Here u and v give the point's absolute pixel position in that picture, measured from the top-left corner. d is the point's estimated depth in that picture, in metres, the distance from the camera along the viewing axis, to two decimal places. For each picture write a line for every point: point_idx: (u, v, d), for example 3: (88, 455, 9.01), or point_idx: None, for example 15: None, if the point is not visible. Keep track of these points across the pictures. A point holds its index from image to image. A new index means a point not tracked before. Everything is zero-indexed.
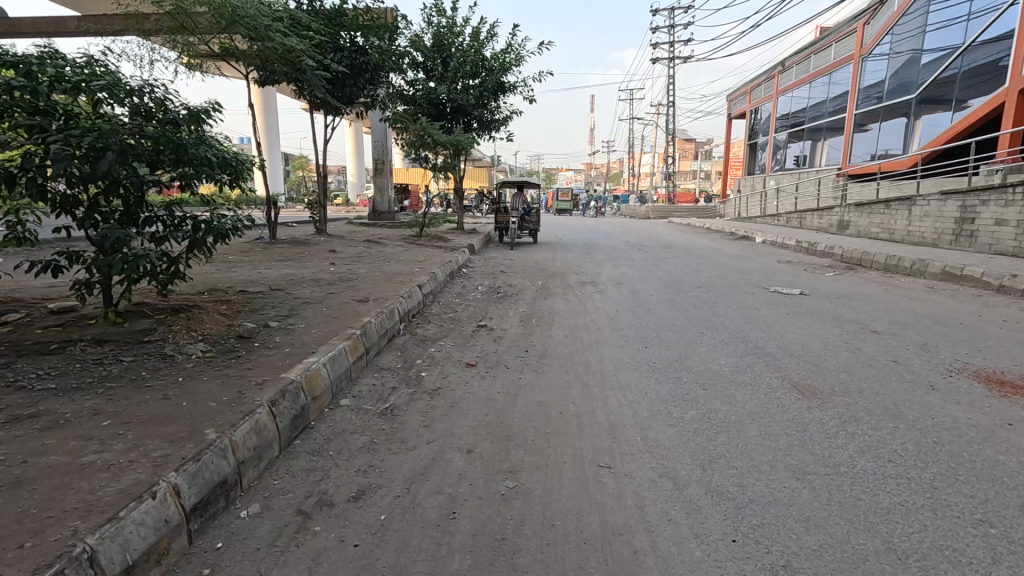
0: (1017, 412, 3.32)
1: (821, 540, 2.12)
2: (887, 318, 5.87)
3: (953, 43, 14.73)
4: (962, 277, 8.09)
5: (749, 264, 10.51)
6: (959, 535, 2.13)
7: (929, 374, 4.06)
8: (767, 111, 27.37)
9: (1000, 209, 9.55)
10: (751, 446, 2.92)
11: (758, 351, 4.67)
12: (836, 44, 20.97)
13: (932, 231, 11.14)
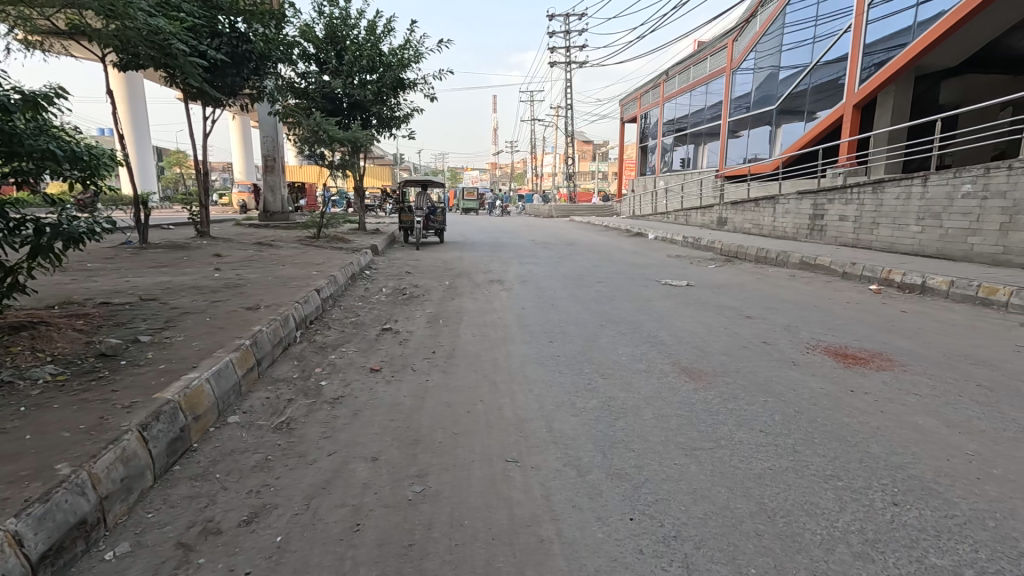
0: (858, 380, 3.90)
1: (706, 508, 2.33)
2: (759, 304, 6.58)
3: (801, 62, 16.96)
4: (816, 266, 9.31)
5: (643, 259, 11.26)
6: (816, 491, 2.44)
7: (791, 352, 4.63)
8: (655, 116, 29.52)
9: (842, 207, 11.12)
10: (646, 429, 3.12)
11: (651, 340, 5.02)
12: (711, 57, 23.13)
13: (791, 226, 12.70)
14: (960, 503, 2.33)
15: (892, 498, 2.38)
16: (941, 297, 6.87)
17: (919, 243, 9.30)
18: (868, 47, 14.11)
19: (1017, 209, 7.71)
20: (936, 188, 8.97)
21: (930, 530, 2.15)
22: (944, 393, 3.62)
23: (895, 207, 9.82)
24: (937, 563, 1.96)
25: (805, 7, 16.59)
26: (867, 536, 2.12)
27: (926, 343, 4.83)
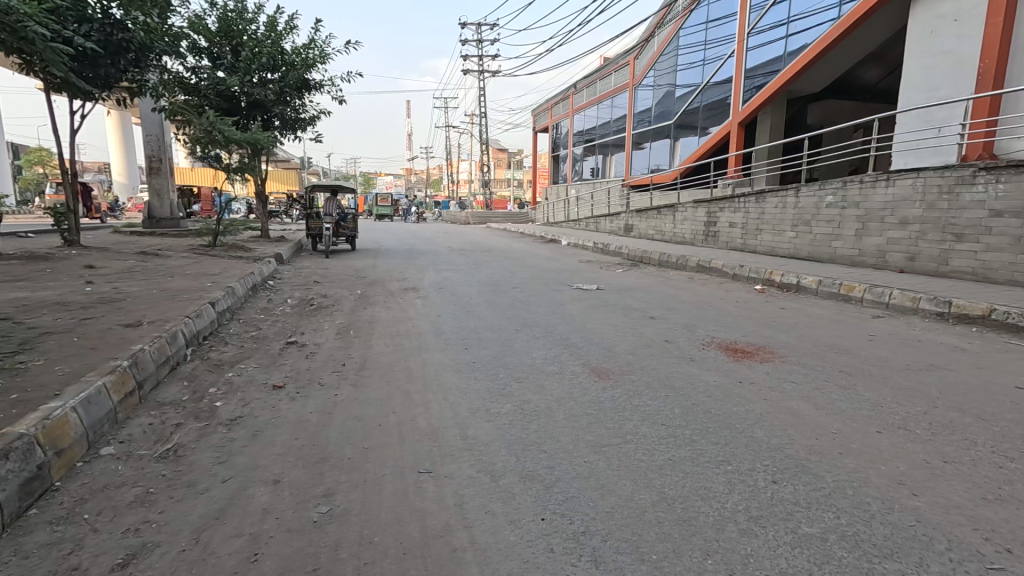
0: (745, 372, 4.30)
1: (613, 502, 2.44)
2: (661, 305, 7.04)
3: (693, 82, 18.48)
4: (710, 268, 10.14)
5: (556, 264, 11.60)
6: (709, 476, 2.65)
7: (690, 348, 4.99)
8: (565, 127, 30.62)
9: (731, 215, 12.23)
10: (558, 429, 3.22)
11: (564, 342, 5.18)
12: (615, 73, 24.49)
13: (689, 232, 13.74)
14: (825, 476, 2.64)
15: (772, 477, 2.64)
16: (812, 294, 7.77)
17: (794, 247, 10.45)
18: (749, 71, 15.67)
19: (868, 217, 8.92)
20: (806, 198, 10.14)
21: (801, 502, 2.42)
22: (815, 379, 4.09)
23: (773, 215, 10.98)
24: (809, 531, 2.21)
25: (696, 32, 18.12)
26: (752, 513, 2.34)
27: (800, 336, 5.43)
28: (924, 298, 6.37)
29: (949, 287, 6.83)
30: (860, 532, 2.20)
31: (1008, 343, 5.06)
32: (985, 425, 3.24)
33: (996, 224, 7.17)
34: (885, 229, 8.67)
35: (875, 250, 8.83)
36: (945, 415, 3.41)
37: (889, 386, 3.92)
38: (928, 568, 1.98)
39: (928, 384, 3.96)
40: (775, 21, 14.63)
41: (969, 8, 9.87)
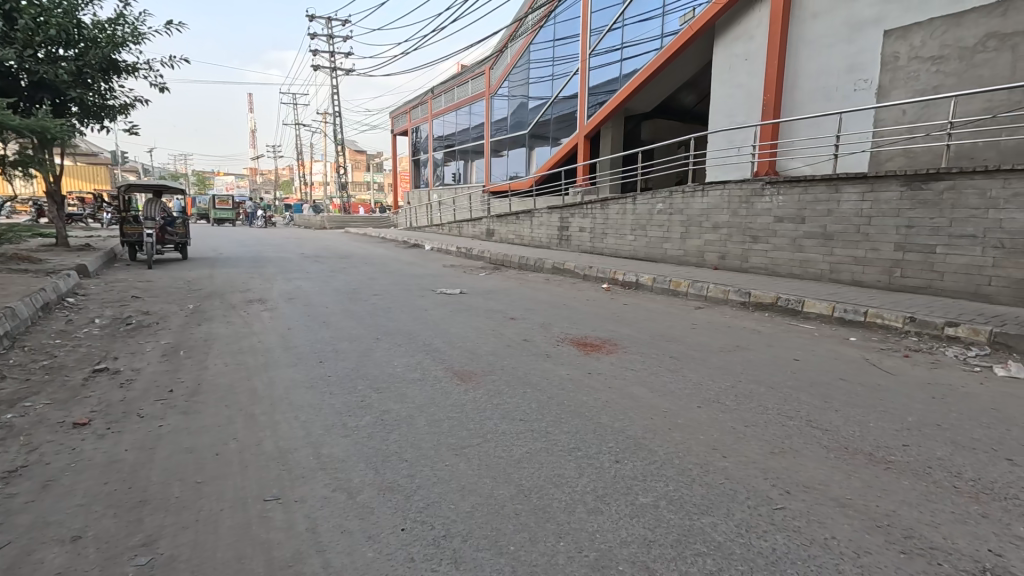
0: (593, 363, 4.70)
1: (472, 501, 2.48)
2: (521, 306, 7.36)
3: (544, 95, 19.69)
4: (564, 270, 10.87)
5: (418, 270, 11.45)
6: (560, 463, 2.85)
7: (546, 345, 5.30)
8: (425, 131, 30.46)
9: (581, 220, 13.26)
10: (420, 436, 3.18)
11: (426, 348, 5.14)
12: (472, 81, 25.08)
13: (545, 236, 14.58)
14: (658, 450, 3.00)
15: (615, 457, 2.92)
16: (649, 291, 8.75)
17: (634, 249, 11.69)
18: (592, 89, 17.16)
19: (690, 222, 10.34)
20: (642, 206, 11.42)
21: (639, 476, 2.72)
22: (650, 366, 4.61)
23: (616, 220, 12.15)
24: (645, 501, 2.49)
25: (545, 48, 19.33)
26: (599, 493, 2.57)
27: (639, 327, 6.09)
28: (732, 291, 7.57)
29: (750, 281, 8.20)
30: (684, 495, 2.54)
31: (789, 325, 6.25)
32: (774, 392, 3.96)
33: (780, 228, 8.81)
34: (702, 232, 10.12)
35: (695, 251, 10.27)
36: (746, 387, 4.09)
37: (707, 367, 4.59)
38: (733, 516, 2.36)
39: (734, 362, 4.72)
40: (611, 45, 16.22)
41: (756, 50, 11.99)
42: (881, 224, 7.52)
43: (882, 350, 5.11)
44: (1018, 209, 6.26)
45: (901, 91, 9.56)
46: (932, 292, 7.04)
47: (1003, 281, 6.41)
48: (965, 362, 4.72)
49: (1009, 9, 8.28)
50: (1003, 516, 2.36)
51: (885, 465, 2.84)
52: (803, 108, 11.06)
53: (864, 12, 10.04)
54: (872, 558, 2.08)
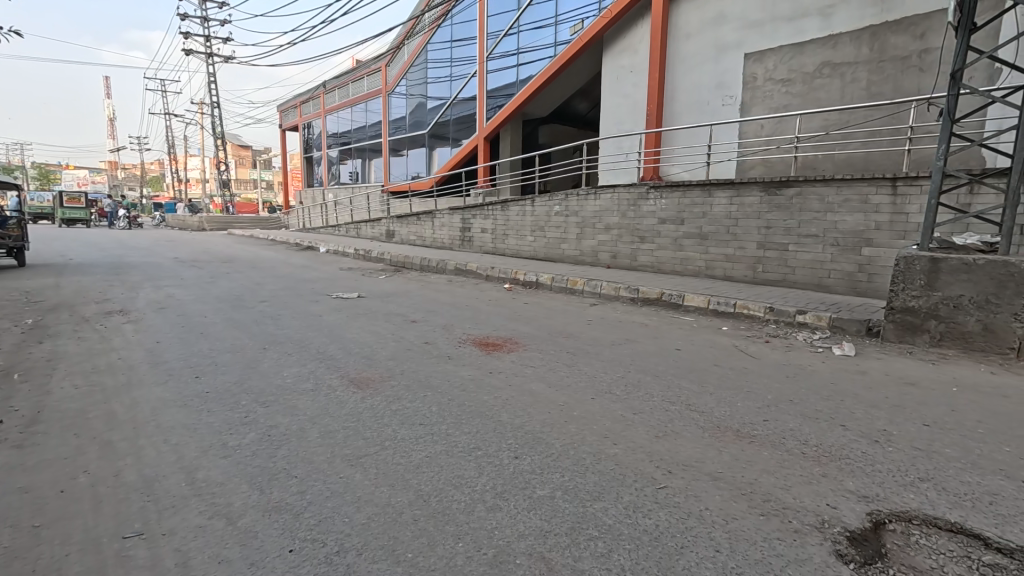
0: (494, 363, 4.75)
1: (369, 511, 2.40)
2: (423, 308, 7.25)
3: (443, 95, 19.57)
4: (467, 271, 10.88)
5: (312, 273, 10.79)
6: (461, 464, 2.85)
7: (447, 347, 5.26)
8: (317, 127, 28.83)
9: (482, 221, 13.36)
10: (311, 449, 3.00)
11: (319, 356, 4.86)
12: (368, 77, 24.22)
13: (447, 237, 14.49)
14: (554, 443, 3.11)
15: (514, 453, 2.99)
16: (548, 290, 9.04)
17: (534, 249, 12.02)
18: (491, 92, 17.36)
19: (585, 224, 10.86)
20: (540, 207, 11.79)
21: (536, 470, 2.80)
22: (549, 362, 4.76)
23: (516, 221, 12.41)
24: (542, 494, 2.57)
25: (442, 49, 19.23)
26: (497, 490, 2.60)
27: (538, 325, 6.28)
28: (624, 288, 8.07)
29: (639, 278, 8.80)
30: (578, 483, 2.66)
31: (673, 318, 6.80)
32: (659, 380, 4.30)
33: (663, 229, 9.57)
34: (596, 233, 10.67)
35: (590, 251, 10.81)
36: (635, 376, 4.40)
37: (600, 360, 4.85)
38: (621, 499, 2.52)
39: (624, 355, 5.04)
40: (508, 50, 16.55)
41: (640, 63, 12.89)
42: (746, 225, 8.46)
43: (748, 337, 5.76)
44: (848, 213, 7.39)
45: (759, 108, 10.82)
46: (787, 285, 8.06)
47: (839, 274, 7.54)
48: (812, 344, 5.48)
49: (838, 42, 9.74)
50: (838, 474, 2.77)
51: (749, 439, 3.19)
52: (681, 119, 12.09)
53: (728, 36, 11.22)
54: (737, 523, 2.33)
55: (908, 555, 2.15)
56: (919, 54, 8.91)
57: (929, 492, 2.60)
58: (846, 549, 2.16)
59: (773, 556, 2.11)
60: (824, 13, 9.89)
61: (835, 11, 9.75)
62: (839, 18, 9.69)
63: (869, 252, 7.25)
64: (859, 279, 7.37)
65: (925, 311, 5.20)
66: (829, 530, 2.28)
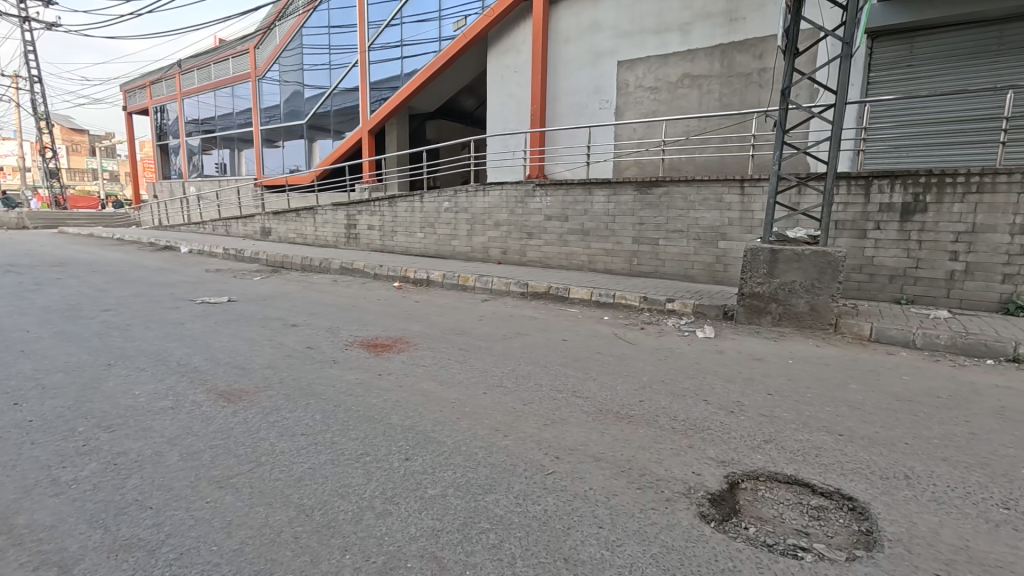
0: (383, 364, 4.60)
1: (243, 535, 2.19)
2: (304, 310, 6.78)
3: (322, 84, 18.44)
4: (353, 270, 10.39)
5: (171, 276, 9.57)
6: (348, 472, 2.72)
7: (331, 351, 4.97)
8: (173, 113, 25.58)
9: (369, 217, 12.83)
10: (170, 475, 2.66)
11: (180, 369, 4.32)
12: (233, 59, 22.02)
13: (331, 234, 13.72)
14: (446, 441, 3.09)
15: (404, 455, 2.91)
16: (439, 287, 8.94)
17: (423, 246, 11.83)
18: (375, 84, 16.73)
19: (474, 220, 10.93)
20: (429, 204, 11.63)
21: (427, 470, 2.76)
22: (440, 360, 4.72)
23: (404, 218, 12.11)
24: (433, 493, 2.54)
25: (319, 34, 18.10)
26: (387, 495, 2.52)
27: (430, 323, 6.20)
28: (513, 283, 8.26)
29: (528, 273, 9.06)
30: (470, 478, 2.67)
31: (560, 310, 7.09)
32: (547, 370, 4.48)
33: (549, 225, 9.95)
34: (486, 230, 10.80)
35: (481, 247, 10.91)
36: (525, 368, 4.52)
37: (491, 355, 4.93)
38: (512, 489, 2.58)
39: (515, 348, 5.17)
40: (391, 41, 16.04)
41: (523, 64, 13.23)
42: (622, 222, 9.10)
43: (626, 325, 6.22)
44: (707, 210, 8.28)
45: (632, 113, 11.70)
46: (659, 276, 8.83)
47: (700, 265, 8.43)
48: (680, 329, 6.08)
49: (695, 56, 10.84)
50: (701, 443, 3.09)
51: (627, 419, 3.45)
52: (563, 120, 12.64)
53: (603, 43, 11.95)
54: (618, 498, 2.51)
55: (756, 508, 2.47)
56: (759, 72, 10.22)
57: (771, 451, 3.01)
58: (708, 510, 2.42)
59: (647, 525, 2.30)
60: (683, 29, 10.95)
61: (692, 29, 10.84)
62: (696, 35, 10.79)
63: (724, 245, 8.19)
64: (716, 270, 8.30)
65: (768, 296, 5.99)
66: (694, 495, 2.54)
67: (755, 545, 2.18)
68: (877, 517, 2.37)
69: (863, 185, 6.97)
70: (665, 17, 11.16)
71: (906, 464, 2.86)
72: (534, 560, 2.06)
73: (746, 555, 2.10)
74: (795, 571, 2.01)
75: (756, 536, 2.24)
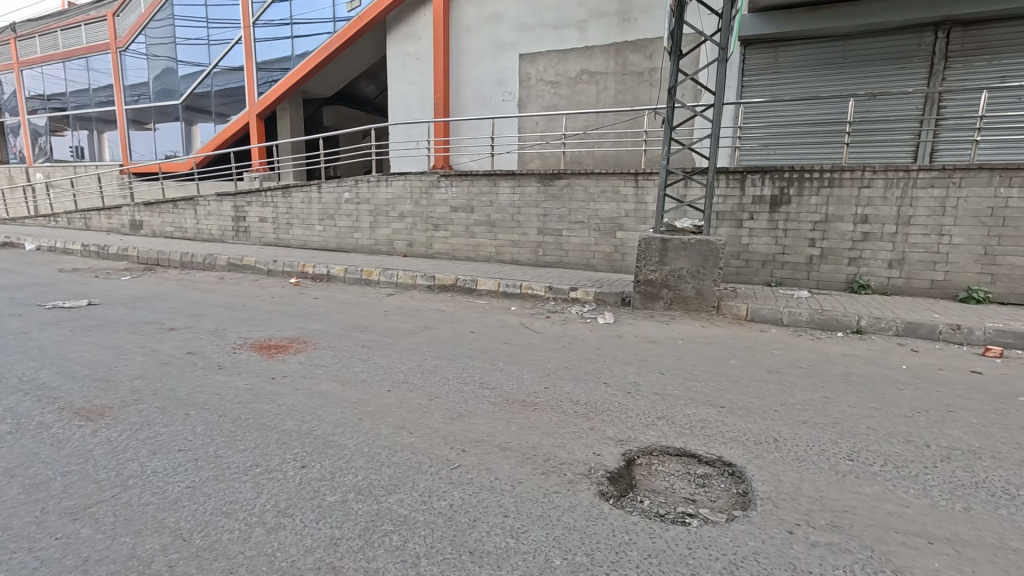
0: (278, 366, 4.28)
1: (105, 571, 1.92)
2: (184, 312, 6.10)
3: (200, 62, 16.67)
4: (243, 266, 9.56)
5: (12, 278, 8.15)
6: (234, 487, 2.49)
7: (215, 356, 4.51)
8: (9, 85, 21.72)
9: (260, 209, 11.86)
10: (8, 512, 2.26)
11: (24, 388, 3.69)
12: (87, 27, 19.16)
13: (216, 228, 12.50)
14: (347, 444, 2.94)
15: (300, 463, 2.73)
16: (341, 282, 8.52)
17: (323, 240, 11.19)
18: (262, 64, 15.43)
19: (377, 212, 10.53)
20: (327, 195, 11.00)
21: (326, 476, 2.61)
22: (341, 359, 4.49)
23: (301, 209, 11.35)
24: (332, 500, 2.40)
25: (194, 5, 16.31)
26: (280, 507, 2.35)
27: (331, 321, 5.88)
28: (419, 276, 8.07)
29: (434, 266, 8.92)
30: (373, 480, 2.57)
31: (467, 302, 7.07)
32: (454, 364, 4.43)
33: (455, 217, 9.85)
34: (390, 221, 10.45)
35: (385, 240, 10.54)
36: (431, 363, 4.44)
37: (397, 350, 4.78)
38: (417, 487, 2.52)
39: (422, 342, 5.06)
40: (279, 18, 14.87)
41: (424, 51, 12.90)
42: (527, 213, 9.26)
43: (532, 315, 6.35)
44: (605, 202, 8.66)
45: (534, 106, 11.90)
46: (563, 266, 9.12)
47: (600, 254, 8.82)
48: (583, 316, 6.32)
49: (592, 53, 11.25)
50: (602, 425, 3.24)
51: (533, 407, 3.52)
52: (466, 110, 12.55)
53: (504, 35, 12.00)
54: (523, 485, 2.55)
55: (650, 481, 2.64)
56: (649, 71, 10.84)
57: (663, 426, 3.23)
58: (607, 488, 2.54)
59: (550, 508, 2.36)
60: (580, 26, 11.30)
61: (589, 26, 11.22)
62: (592, 33, 11.19)
63: (621, 236, 8.64)
64: (615, 259, 8.74)
65: (660, 282, 6.42)
66: (595, 475, 2.65)
67: (649, 516, 2.33)
68: (752, 479, 2.63)
69: (739, 179, 7.68)
70: (563, 13, 11.44)
71: (774, 429, 3.22)
72: (439, 557, 2.03)
73: (641, 528, 2.23)
74: (683, 536, 2.17)
75: (650, 508, 2.39)
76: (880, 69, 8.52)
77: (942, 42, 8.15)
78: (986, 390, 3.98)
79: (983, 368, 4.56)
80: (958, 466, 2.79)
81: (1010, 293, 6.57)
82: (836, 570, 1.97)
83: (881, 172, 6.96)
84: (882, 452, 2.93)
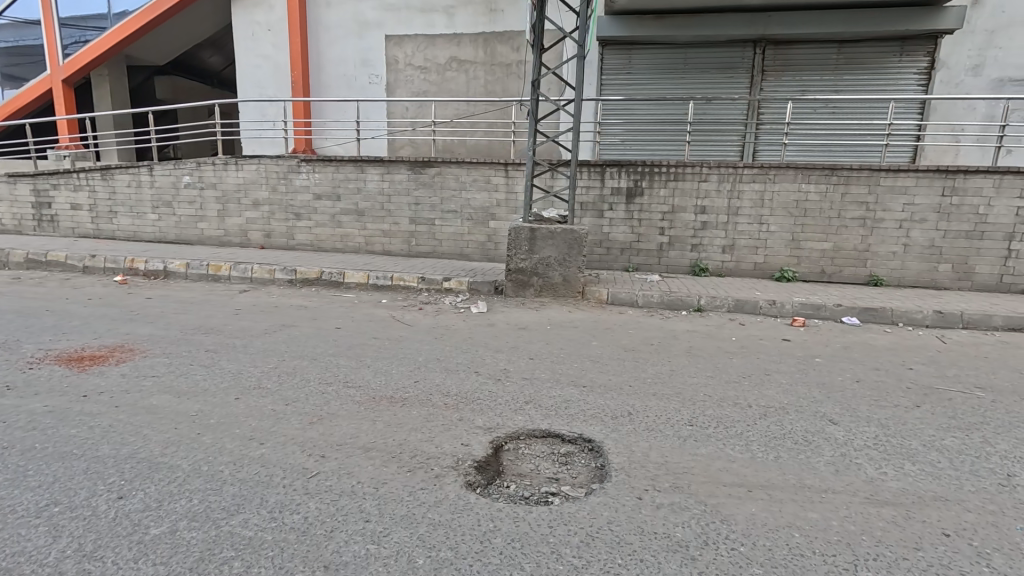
0: (91, 381, 3.60)
1: None
2: None
3: None
4: (48, 263, 7.91)
5: None
6: (19, 536, 2.02)
7: (2, 374, 3.66)
8: None
9: (71, 193, 9.92)
10: None
11: None
12: None
13: (10, 216, 10.21)
14: (180, 464, 2.57)
15: (116, 494, 2.31)
16: (181, 279, 7.46)
17: (159, 231, 9.72)
18: (67, 20, 12.86)
19: (227, 199, 9.41)
20: (162, 178, 9.55)
21: (151, 505, 2.24)
22: (177, 367, 3.92)
23: (128, 195, 9.72)
24: (157, 532, 2.07)
25: None
26: (85, 551, 1.96)
27: (166, 324, 5.12)
28: (278, 270, 7.38)
29: (295, 258, 8.22)
30: (212, 502, 2.27)
31: (333, 296, 6.64)
32: (316, 363, 4.11)
33: (319, 205, 9.17)
34: (242, 210, 9.41)
35: (238, 230, 9.48)
36: (290, 364, 4.08)
37: (248, 353, 4.31)
38: (266, 503, 2.28)
39: (278, 342, 4.63)
40: None
41: (277, 21, 11.72)
42: (397, 201, 8.94)
43: (404, 307, 6.16)
44: (476, 191, 8.68)
45: (402, 91, 11.51)
46: (436, 255, 9.00)
47: (474, 244, 8.86)
48: (456, 306, 6.29)
49: (460, 41, 11.16)
50: (470, 415, 3.23)
51: (400, 402, 3.40)
52: (329, 90, 11.71)
53: (368, 13, 11.38)
54: (388, 486, 2.44)
55: (516, 466, 2.68)
56: (517, 63, 11.05)
57: (530, 410, 3.33)
58: (474, 478, 2.52)
59: (415, 506, 2.28)
60: (448, 12, 11.13)
61: (457, 13, 11.09)
62: (460, 20, 11.09)
63: (493, 225, 8.74)
64: (488, 248, 8.83)
65: (530, 269, 6.62)
66: (461, 466, 2.63)
67: (514, 501, 2.36)
68: (608, 453, 2.81)
69: (599, 171, 8.20)
70: None
71: (628, 403, 3.49)
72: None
73: (506, 513, 2.26)
74: (544, 516, 2.24)
75: (515, 492, 2.43)
76: (714, 77, 9.65)
77: (759, 57, 9.45)
78: (793, 354, 4.73)
79: (791, 335, 5.42)
80: (771, 421, 3.26)
81: (811, 271, 7.91)
82: (675, 527, 2.18)
83: (715, 168, 7.90)
84: (715, 416, 3.32)
